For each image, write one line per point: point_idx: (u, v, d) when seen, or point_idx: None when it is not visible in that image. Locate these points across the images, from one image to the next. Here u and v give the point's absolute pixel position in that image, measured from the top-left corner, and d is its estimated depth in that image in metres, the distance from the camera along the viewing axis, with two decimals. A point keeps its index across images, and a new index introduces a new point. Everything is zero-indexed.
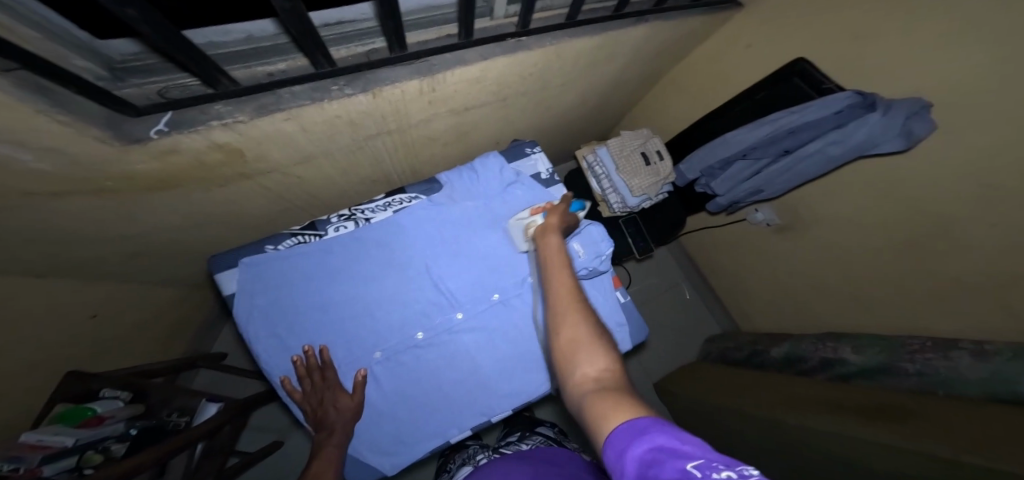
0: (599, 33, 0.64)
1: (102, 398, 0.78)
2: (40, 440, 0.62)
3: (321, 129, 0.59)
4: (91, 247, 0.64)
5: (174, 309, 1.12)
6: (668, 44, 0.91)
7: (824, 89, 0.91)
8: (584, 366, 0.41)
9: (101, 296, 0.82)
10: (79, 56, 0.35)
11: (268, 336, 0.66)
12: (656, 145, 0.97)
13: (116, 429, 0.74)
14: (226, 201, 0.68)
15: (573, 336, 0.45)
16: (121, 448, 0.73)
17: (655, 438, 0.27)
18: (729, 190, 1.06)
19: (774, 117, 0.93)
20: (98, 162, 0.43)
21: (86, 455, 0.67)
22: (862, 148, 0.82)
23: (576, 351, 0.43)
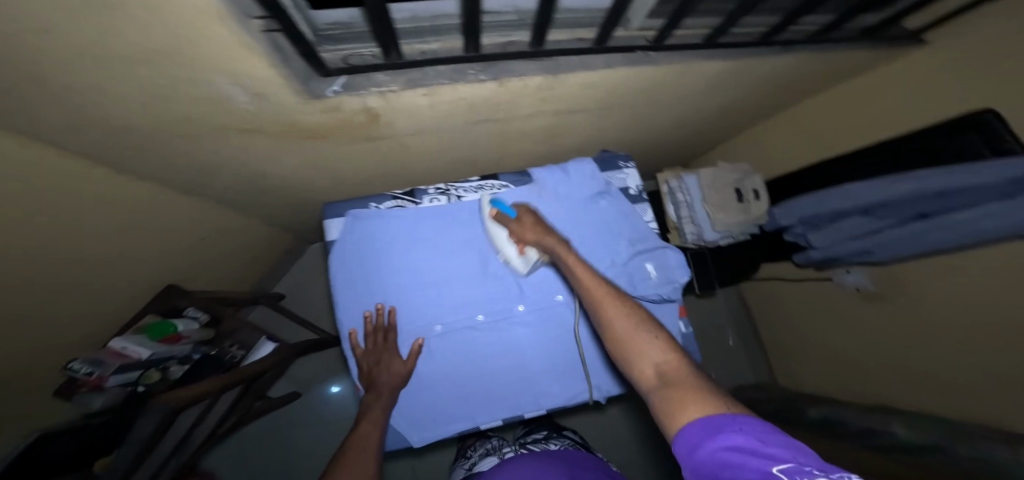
0: (729, 58, 0.63)
1: (185, 317, 0.96)
2: (123, 348, 0.79)
3: (445, 107, 0.65)
4: (235, 178, 0.76)
5: (264, 244, 1.26)
6: (789, 81, 0.87)
7: (1002, 147, 0.77)
8: (646, 364, 0.52)
9: (224, 219, 0.96)
10: (302, 22, 0.43)
11: (350, 285, 0.72)
12: (756, 183, 0.93)
13: (182, 351, 0.91)
14: (347, 159, 0.77)
15: (626, 334, 0.56)
16: (178, 370, 0.89)
17: (729, 437, 0.37)
18: (830, 244, 1.02)
19: (920, 174, 0.82)
20: (281, 107, 0.52)
21: (148, 371, 0.84)
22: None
23: (635, 348, 0.54)
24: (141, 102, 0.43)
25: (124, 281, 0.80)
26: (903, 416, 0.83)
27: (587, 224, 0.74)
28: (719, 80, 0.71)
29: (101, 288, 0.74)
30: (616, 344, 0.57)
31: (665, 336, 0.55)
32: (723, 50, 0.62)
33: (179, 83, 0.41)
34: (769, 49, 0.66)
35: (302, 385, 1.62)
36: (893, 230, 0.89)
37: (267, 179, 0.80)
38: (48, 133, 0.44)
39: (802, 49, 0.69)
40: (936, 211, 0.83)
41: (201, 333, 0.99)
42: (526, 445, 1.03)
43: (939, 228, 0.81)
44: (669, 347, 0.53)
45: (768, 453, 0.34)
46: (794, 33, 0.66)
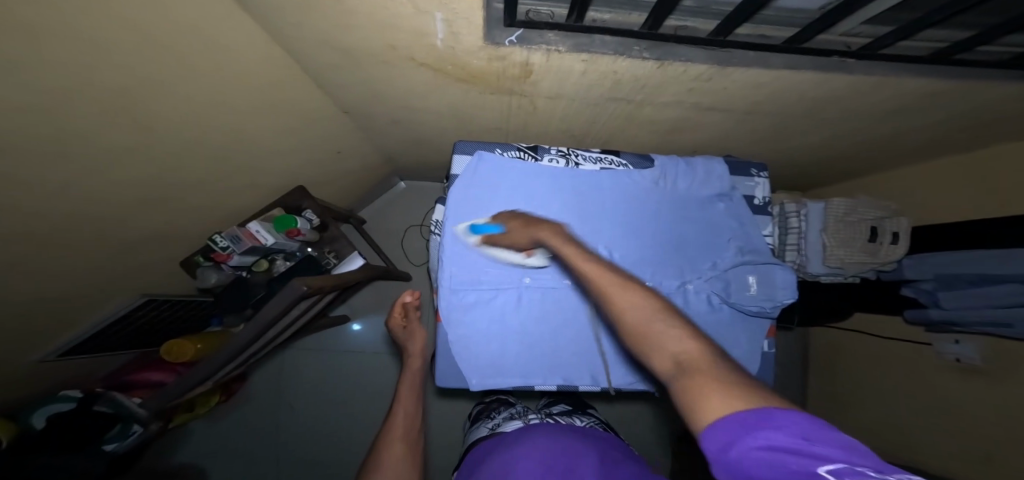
0: (922, 79, 0.58)
1: (303, 216, 1.07)
2: (256, 232, 0.92)
3: (595, 77, 0.67)
4: (384, 107, 0.86)
5: (367, 174, 1.40)
6: (966, 122, 0.77)
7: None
8: (664, 359, 0.38)
9: (351, 142, 1.08)
10: None
11: (454, 222, 0.76)
12: (898, 225, 0.85)
13: (288, 248, 1.04)
14: (480, 108, 0.83)
15: (639, 327, 0.41)
16: (280, 264, 1.05)
17: (768, 434, 0.28)
18: (960, 308, 0.93)
19: None
20: (464, 48, 0.58)
21: (260, 260, 1.00)
22: None
23: (648, 339, 0.40)
24: (371, 26, 0.52)
25: (280, 176, 0.95)
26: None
27: (699, 220, 0.73)
28: (895, 100, 0.65)
29: (266, 176, 0.89)
30: (626, 338, 0.42)
31: (683, 321, 0.41)
32: (939, 69, 0.56)
33: (402, 11, 0.48)
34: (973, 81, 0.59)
35: (357, 307, 1.80)
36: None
37: (409, 114, 0.89)
38: (291, 34, 0.54)
39: (1019, 85, 0.61)
40: None
41: (312, 235, 1.12)
42: (552, 416, 1.07)
43: None
44: (690, 334, 0.39)
45: (820, 454, 0.27)
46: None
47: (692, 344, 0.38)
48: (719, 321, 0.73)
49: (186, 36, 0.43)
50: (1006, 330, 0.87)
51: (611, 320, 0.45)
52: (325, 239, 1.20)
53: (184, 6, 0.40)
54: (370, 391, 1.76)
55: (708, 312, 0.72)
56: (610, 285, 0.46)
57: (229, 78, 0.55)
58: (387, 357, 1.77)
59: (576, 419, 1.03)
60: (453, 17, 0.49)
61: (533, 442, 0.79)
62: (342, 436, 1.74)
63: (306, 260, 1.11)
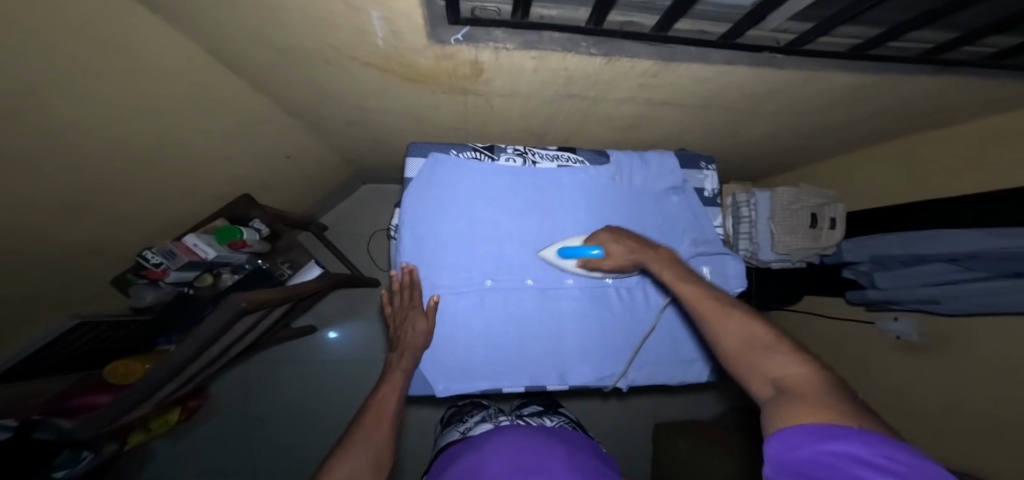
0: (858, 73, 0.61)
1: (251, 226, 1.01)
2: (195, 246, 0.86)
3: (547, 74, 0.67)
4: (332, 108, 0.82)
5: (326, 178, 1.33)
6: (892, 113, 0.83)
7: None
8: (764, 377, 0.44)
9: (302, 146, 1.02)
10: None
11: (411, 227, 0.73)
12: (835, 212, 0.91)
13: (237, 259, 1.00)
14: (432, 107, 0.80)
15: (738, 346, 0.47)
16: (228, 278, 1.00)
17: (840, 444, 0.31)
18: (894, 288, 1.00)
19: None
20: (408, 46, 0.55)
21: (203, 274, 0.93)
22: None
23: (751, 360, 0.46)
24: (303, 25, 0.48)
25: (223, 185, 0.88)
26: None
27: (655, 215, 0.74)
28: (831, 94, 0.69)
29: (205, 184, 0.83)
30: (726, 357, 0.48)
31: (793, 349, 0.44)
32: (867, 64, 0.60)
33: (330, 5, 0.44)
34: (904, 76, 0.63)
35: (324, 317, 1.72)
36: (965, 283, 0.87)
37: (361, 114, 0.85)
38: (216, 32, 0.49)
39: (940, 78, 0.65)
40: None
41: (262, 246, 1.06)
42: (522, 417, 1.07)
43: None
44: (794, 360, 0.43)
45: (892, 468, 0.28)
46: (969, 54, 0.61)
47: (800, 369, 0.42)
48: None
49: (86, 39, 0.38)
50: (932, 306, 0.95)
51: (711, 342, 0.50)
52: (277, 250, 1.15)
53: (78, 6, 0.35)
54: (341, 404, 1.69)
55: None
56: (710, 310, 0.52)
57: (144, 81, 0.49)
58: (358, 368, 1.71)
59: (546, 420, 1.03)
60: (390, 15, 0.47)
61: (499, 445, 0.79)
62: (314, 452, 1.67)
63: (257, 272, 1.07)
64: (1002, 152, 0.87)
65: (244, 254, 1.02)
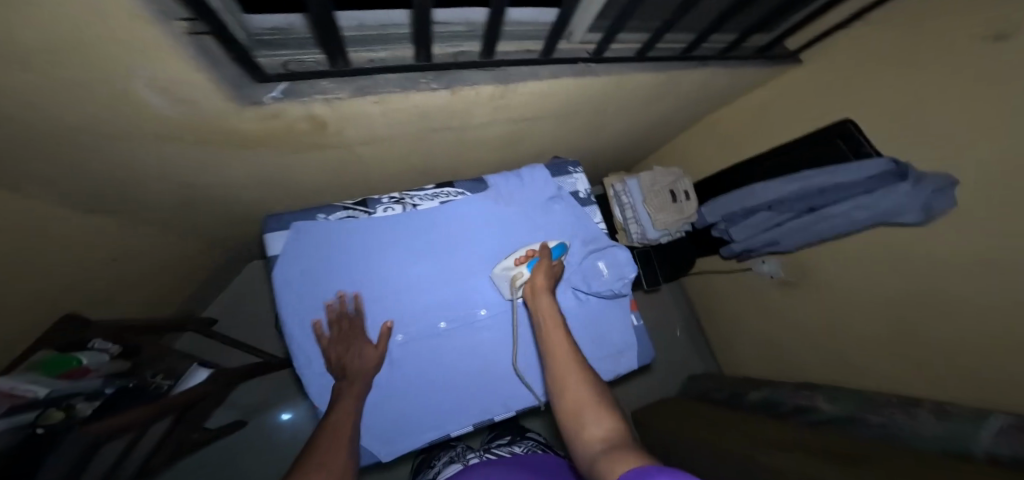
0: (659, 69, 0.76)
1: (92, 349, 0.76)
2: (15, 388, 0.56)
3: (399, 116, 0.63)
4: (151, 189, 0.67)
5: (185, 265, 1.11)
6: (707, 91, 1.00)
7: (862, 153, 0.97)
8: (593, 434, 0.46)
9: (131, 241, 0.83)
10: (236, 26, 0.40)
11: (290, 306, 0.64)
12: (685, 185, 1.06)
13: (92, 386, 0.74)
14: (285, 168, 0.70)
15: (578, 401, 0.50)
16: (86, 410, 0.67)
17: (657, 476, 0.32)
18: (746, 238, 1.18)
19: (809, 174, 1.01)
20: (214, 116, 0.47)
21: (48, 412, 0.60)
22: (885, 216, 0.90)
23: (581, 417, 0.49)
24: (45, 113, 0.37)
25: (23, 324, 0.66)
26: (823, 391, 1.10)
27: (542, 227, 0.77)
28: (650, 89, 0.83)
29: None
30: (566, 415, 0.50)
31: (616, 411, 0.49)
32: (653, 63, 0.76)
33: (87, 86, 0.35)
34: (694, 63, 0.82)
35: (246, 411, 1.43)
36: (790, 222, 1.07)
37: (196, 188, 0.71)
38: None
39: (711, 65, 0.85)
40: (821, 205, 1.01)
41: (117, 364, 0.82)
42: (490, 450, 1.02)
43: (823, 219, 1.00)
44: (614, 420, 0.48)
45: None
46: (708, 49, 0.83)
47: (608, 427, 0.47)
48: (590, 311, 0.78)
49: None
50: (774, 247, 1.14)
51: (557, 395, 0.53)
52: (144, 363, 0.93)
53: None
54: None
55: (577, 306, 0.76)
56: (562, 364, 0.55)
57: None
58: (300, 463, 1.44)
59: (514, 447, 1.00)
60: (182, 85, 0.39)
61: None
62: None
63: (131, 391, 0.82)
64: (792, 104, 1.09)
65: (95, 379, 0.75)
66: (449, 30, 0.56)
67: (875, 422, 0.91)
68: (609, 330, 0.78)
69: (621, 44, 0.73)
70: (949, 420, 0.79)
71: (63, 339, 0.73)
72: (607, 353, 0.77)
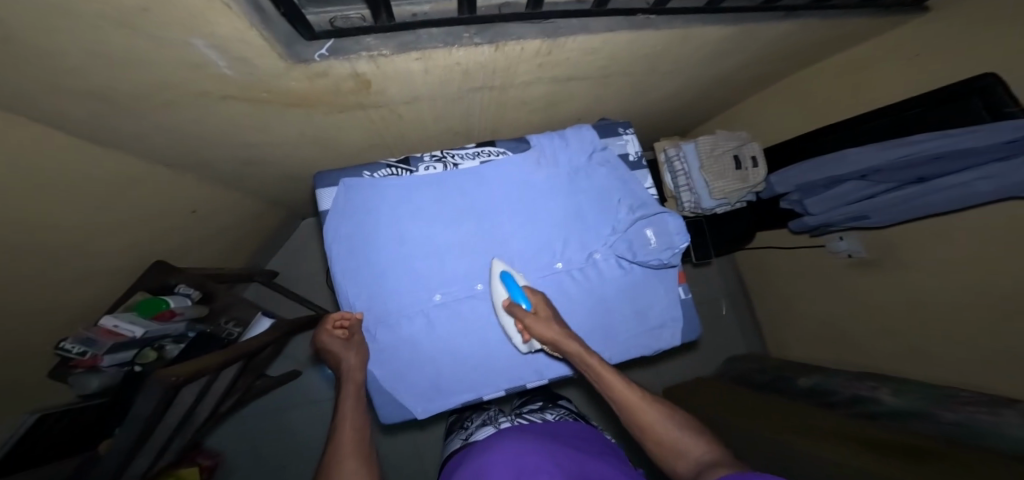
0: (734, 23, 0.66)
1: (177, 294, 0.91)
2: (117, 327, 0.78)
3: (439, 74, 0.61)
4: (219, 148, 0.73)
5: (249, 222, 1.23)
6: (787, 46, 0.85)
7: (1004, 113, 0.76)
8: (686, 461, 0.54)
9: (206, 197, 0.92)
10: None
11: (340, 259, 0.67)
12: (753, 151, 0.94)
13: (177, 329, 0.93)
14: (334, 128, 0.73)
15: (658, 434, 0.57)
16: (173, 348, 0.93)
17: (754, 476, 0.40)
18: (825, 211, 1.02)
19: (917, 138, 0.82)
20: (265, 76, 0.48)
21: (144, 350, 0.88)
22: (1020, 189, 0.72)
23: (666, 446, 0.56)
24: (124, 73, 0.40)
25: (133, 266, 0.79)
26: (892, 383, 1.01)
27: (586, 190, 0.72)
28: (718, 43, 0.73)
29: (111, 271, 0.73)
30: (653, 447, 0.57)
31: (682, 420, 0.58)
32: (726, 14, 0.65)
33: (162, 47, 0.37)
34: (778, 15, 0.69)
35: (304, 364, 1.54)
36: (888, 194, 0.90)
37: (258, 147, 0.76)
38: (31, 104, 0.40)
39: (801, 16, 0.71)
40: (935, 175, 0.83)
41: (196, 310, 0.98)
42: (522, 415, 1.06)
43: (936, 192, 0.82)
44: (687, 432, 0.57)
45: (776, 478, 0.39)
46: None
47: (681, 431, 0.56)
48: (633, 281, 0.73)
49: None
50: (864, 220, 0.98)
51: (636, 432, 0.58)
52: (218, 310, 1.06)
53: None
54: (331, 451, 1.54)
55: (620, 276, 0.72)
56: (629, 403, 0.59)
57: None
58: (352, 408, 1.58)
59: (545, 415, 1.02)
60: (239, 45, 0.40)
61: (501, 449, 0.76)
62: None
63: (205, 336, 0.99)
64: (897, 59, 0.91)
65: (180, 323, 0.94)
66: None
67: (950, 420, 0.80)
68: (652, 305, 0.73)
69: None
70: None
71: (152, 284, 0.85)
72: (649, 326, 0.73)
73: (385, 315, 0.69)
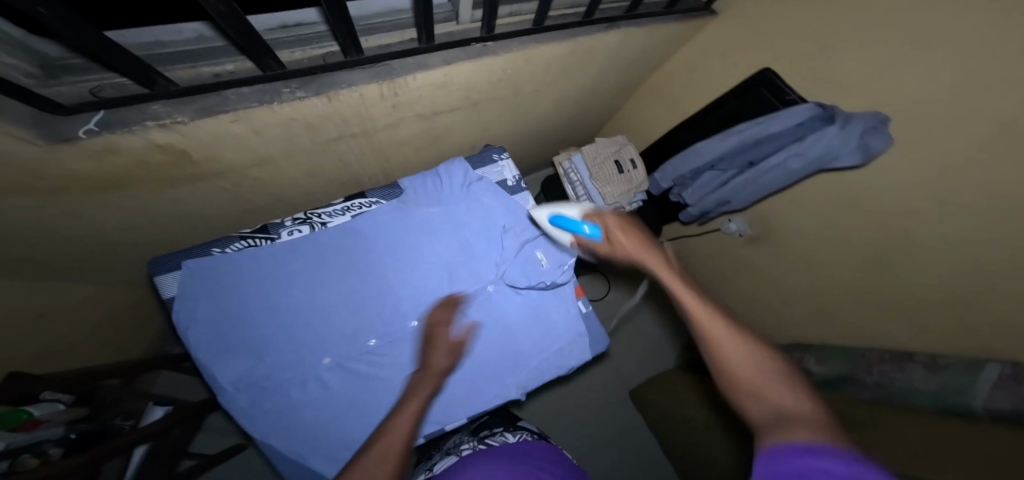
0: (567, 38, 0.70)
1: (42, 401, 0.70)
2: None
3: (277, 131, 0.57)
4: (38, 248, 0.62)
5: (141, 311, 1.09)
6: (637, 51, 0.93)
7: (788, 100, 0.91)
8: (767, 405, 0.33)
9: (55, 298, 0.79)
10: (6, 53, 0.34)
11: (201, 346, 0.59)
12: (631, 154, 1.00)
13: (54, 433, 0.68)
14: (177, 202, 0.65)
15: (744, 369, 0.35)
16: (60, 451, 0.66)
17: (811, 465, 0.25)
18: (699, 201, 1.06)
19: (741, 127, 0.92)
20: (29, 163, 0.41)
21: (20, 458, 0.59)
22: (822, 162, 0.80)
23: (758, 391, 0.34)
24: None
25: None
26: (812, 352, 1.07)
27: (469, 224, 0.73)
28: (560, 61, 0.77)
29: None
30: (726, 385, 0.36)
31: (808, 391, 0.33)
32: (555, 33, 0.69)
33: None
34: (604, 26, 0.75)
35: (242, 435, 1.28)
36: (735, 180, 0.96)
37: (96, 236, 0.67)
38: None
39: (625, 26, 0.78)
40: (760, 158, 0.91)
41: (77, 410, 0.75)
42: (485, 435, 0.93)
43: (764, 173, 0.89)
44: (794, 386, 0.33)
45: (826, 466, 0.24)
46: (612, 10, 0.76)
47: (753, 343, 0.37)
48: (532, 303, 0.74)
49: None
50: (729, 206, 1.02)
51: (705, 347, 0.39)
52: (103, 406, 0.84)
53: None
54: None
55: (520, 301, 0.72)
56: (697, 313, 0.41)
57: None
58: None
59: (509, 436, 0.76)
60: None
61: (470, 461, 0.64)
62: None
63: (94, 435, 0.73)
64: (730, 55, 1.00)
65: (52, 427, 0.68)
66: (289, 30, 0.50)
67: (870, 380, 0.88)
68: (557, 323, 0.74)
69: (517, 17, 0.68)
70: (942, 371, 0.77)
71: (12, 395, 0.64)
72: (560, 341, 0.74)
73: (274, 393, 0.61)
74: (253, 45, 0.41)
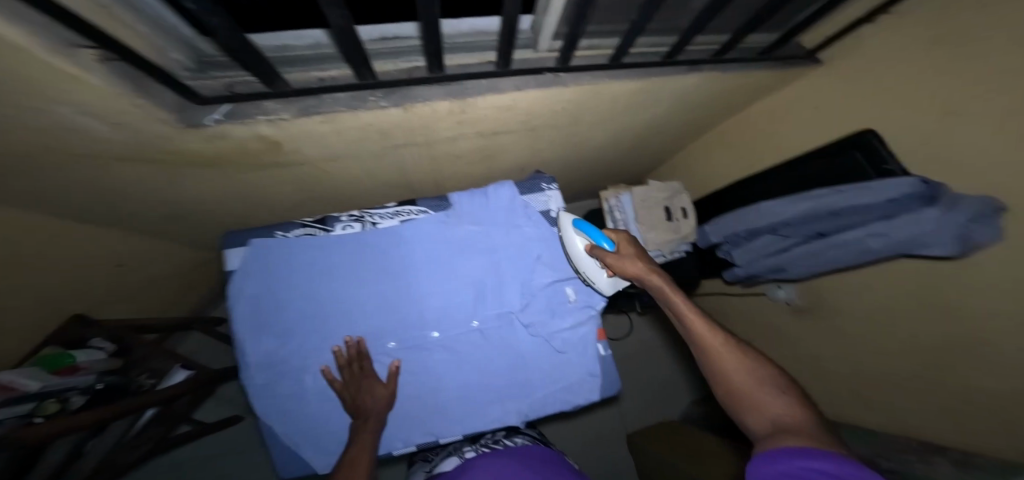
0: (642, 76, 0.70)
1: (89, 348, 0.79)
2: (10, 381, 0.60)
3: (354, 134, 0.61)
4: (133, 204, 0.68)
5: (196, 273, 1.17)
6: (710, 96, 0.91)
7: (885, 171, 0.79)
8: (763, 416, 0.56)
9: (136, 245, 0.86)
10: (176, 50, 0.44)
11: (241, 318, 0.63)
12: (683, 202, 0.97)
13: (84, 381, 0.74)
14: (256, 182, 0.71)
15: (746, 385, 0.60)
16: (82, 400, 0.70)
17: (813, 462, 0.44)
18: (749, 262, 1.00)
19: (818, 193, 0.84)
20: (157, 138, 0.47)
21: (46, 402, 0.63)
22: (904, 247, 0.72)
23: (754, 400, 0.58)
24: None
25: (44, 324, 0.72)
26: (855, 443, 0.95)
27: (505, 249, 0.74)
28: (629, 96, 0.76)
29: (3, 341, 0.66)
30: (728, 394, 0.61)
31: (788, 395, 0.57)
32: (629, 69, 0.69)
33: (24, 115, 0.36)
34: (685, 67, 0.74)
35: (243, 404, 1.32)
36: (796, 248, 0.89)
37: (179, 201, 0.73)
38: None
39: (704, 69, 0.76)
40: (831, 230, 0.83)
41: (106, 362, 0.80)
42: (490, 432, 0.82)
43: (831, 248, 0.83)
44: (786, 400, 0.56)
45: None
46: (698, 52, 0.74)
47: (785, 406, 0.56)
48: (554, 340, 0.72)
49: None
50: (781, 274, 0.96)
51: (721, 373, 0.62)
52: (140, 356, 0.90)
53: None
54: None
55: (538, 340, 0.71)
56: (723, 352, 0.63)
57: None
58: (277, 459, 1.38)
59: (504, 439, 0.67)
60: (118, 113, 0.40)
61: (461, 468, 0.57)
62: None
63: (118, 388, 0.79)
64: (814, 109, 0.92)
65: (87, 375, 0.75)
66: (386, 47, 0.56)
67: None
68: (573, 362, 0.72)
69: (595, 50, 0.69)
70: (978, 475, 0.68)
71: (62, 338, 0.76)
72: (569, 379, 0.72)
73: (292, 373, 0.64)
74: (362, 60, 0.46)
